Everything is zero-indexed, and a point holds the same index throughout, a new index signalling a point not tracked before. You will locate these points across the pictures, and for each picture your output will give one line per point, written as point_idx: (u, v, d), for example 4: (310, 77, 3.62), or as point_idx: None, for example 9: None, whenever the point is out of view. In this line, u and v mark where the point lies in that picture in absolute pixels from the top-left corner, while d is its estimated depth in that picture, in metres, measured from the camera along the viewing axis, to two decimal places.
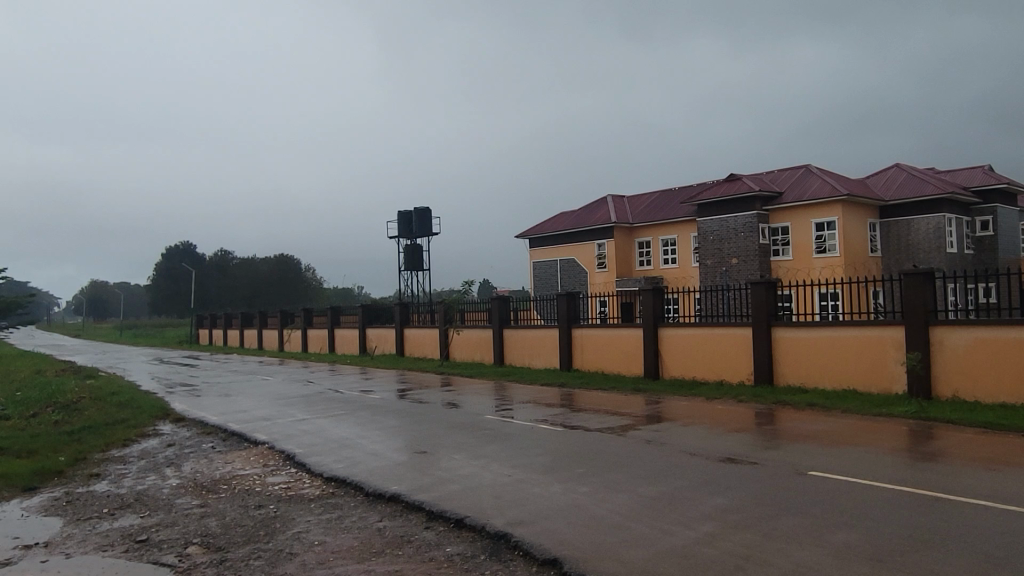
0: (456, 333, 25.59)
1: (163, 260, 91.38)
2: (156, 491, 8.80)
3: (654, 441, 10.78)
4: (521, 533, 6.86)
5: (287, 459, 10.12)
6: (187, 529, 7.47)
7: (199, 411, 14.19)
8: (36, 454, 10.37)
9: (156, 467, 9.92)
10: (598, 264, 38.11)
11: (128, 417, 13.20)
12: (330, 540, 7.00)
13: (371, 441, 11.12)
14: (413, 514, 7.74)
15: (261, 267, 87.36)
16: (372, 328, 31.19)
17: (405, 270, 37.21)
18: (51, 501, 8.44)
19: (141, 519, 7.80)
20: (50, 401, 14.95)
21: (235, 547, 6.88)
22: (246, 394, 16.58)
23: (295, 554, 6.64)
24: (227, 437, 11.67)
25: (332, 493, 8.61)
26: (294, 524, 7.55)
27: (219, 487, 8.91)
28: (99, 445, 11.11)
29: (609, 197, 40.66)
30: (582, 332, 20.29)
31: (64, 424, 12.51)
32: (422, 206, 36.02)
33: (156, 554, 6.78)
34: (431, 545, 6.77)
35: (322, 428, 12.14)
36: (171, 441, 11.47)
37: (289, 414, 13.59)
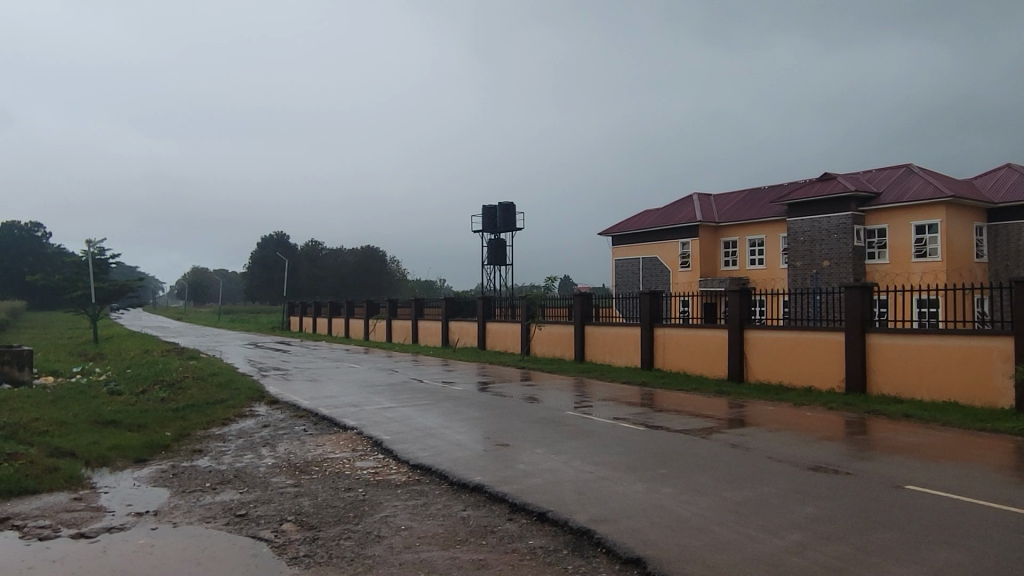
0: (537, 328, 25.68)
1: (258, 250, 95.47)
2: (253, 469, 9.25)
3: (739, 445, 10.53)
4: (604, 530, 6.85)
5: (375, 445, 10.45)
6: (282, 506, 7.82)
7: (291, 394, 14.80)
8: (146, 428, 11.06)
9: (253, 446, 10.43)
10: (682, 263, 37.47)
11: (226, 397, 13.91)
12: (415, 526, 7.19)
13: (455, 432, 11.32)
14: (497, 505, 7.85)
15: (348, 258, 89.87)
16: (455, 321, 31.71)
17: (488, 264, 37.59)
18: (159, 472, 9.01)
19: (240, 495, 8.22)
20: (157, 379, 15.91)
21: (327, 527, 7.17)
22: (334, 381, 17.16)
23: (383, 537, 6.85)
24: (318, 421, 12.13)
25: (418, 480, 8.83)
26: (382, 508, 7.78)
27: (311, 469, 9.29)
28: (201, 422, 11.75)
29: (694, 195, 39.86)
30: (664, 330, 20.04)
31: (170, 401, 13.30)
32: (505, 201, 36.29)
33: (255, 528, 7.14)
34: (514, 537, 6.86)
35: (406, 416, 12.47)
36: (266, 422, 12.04)
37: (376, 402, 13.97)
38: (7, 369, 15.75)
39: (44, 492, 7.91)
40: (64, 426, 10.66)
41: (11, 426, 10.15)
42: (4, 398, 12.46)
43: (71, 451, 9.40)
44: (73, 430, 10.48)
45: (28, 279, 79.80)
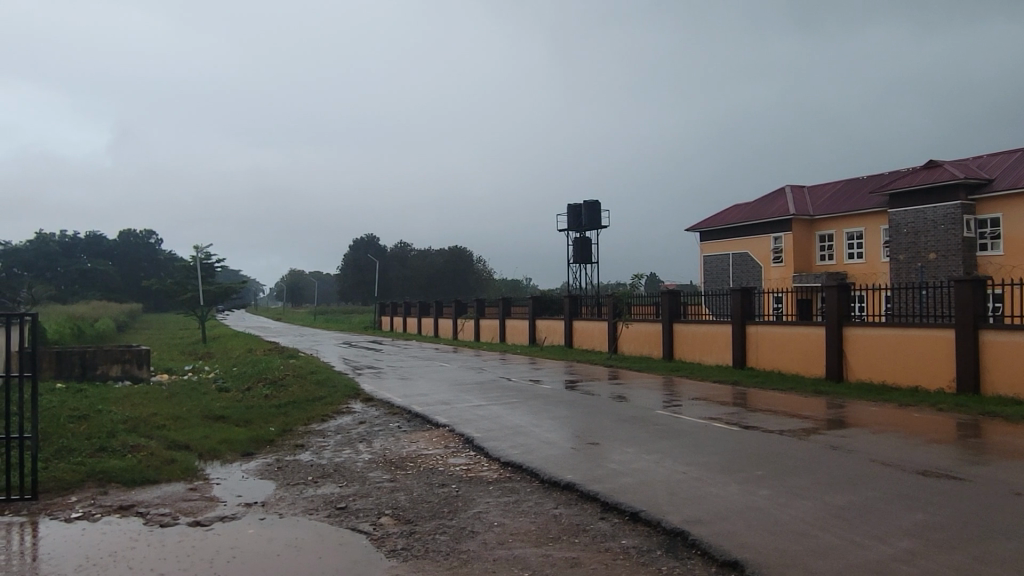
0: (624, 326, 25.44)
1: (350, 252, 98.61)
2: (352, 464, 9.60)
3: (840, 447, 10.11)
4: (699, 531, 6.74)
5: (466, 442, 10.63)
6: (380, 500, 8.09)
7: (385, 392, 15.25)
8: (252, 424, 11.67)
9: (351, 441, 10.83)
10: (774, 258, 36.25)
11: (324, 395, 14.48)
12: (508, 522, 7.29)
13: (544, 430, 11.38)
14: (589, 503, 7.85)
15: (436, 258, 91.40)
16: (541, 320, 31.82)
17: (573, 263, 37.52)
18: (266, 466, 9.49)
19: (340, 489, 8.55)
20: (261, 377, 16.74)
21: (422, 521, 7.36)
22: (425, 379, 17.59)
23: (477, 533, 6.97)
24: (411, 418, 12.46)
25: (509, 477, 8.94)
26: (475, 504, 7.93)
27: (406, 464, 9.56)
28: (303, 419, 12.27)
29: (787, 187, 38.46)
30: (757, 328, 19.45)
31: (273, 398, 13.97)
32: (591, 199, 36.11)
33: (355, 521, 7.41)
34: (606, 536, 6.85)
35: (497, 414, 12.62)
36: (363, 419, 12.46)
37: (466, 400, 14.20)
38: (127, 367, 16.92)
39: (164, 482, 8.48)
40: (179, 420, 11.39)
41: (134, 419, 10.93)
42: (126, 394, 13.43)
43: (186, 444, 10.04)
44: (187, 424, 11.18)
45: (144, 283, 85.38)
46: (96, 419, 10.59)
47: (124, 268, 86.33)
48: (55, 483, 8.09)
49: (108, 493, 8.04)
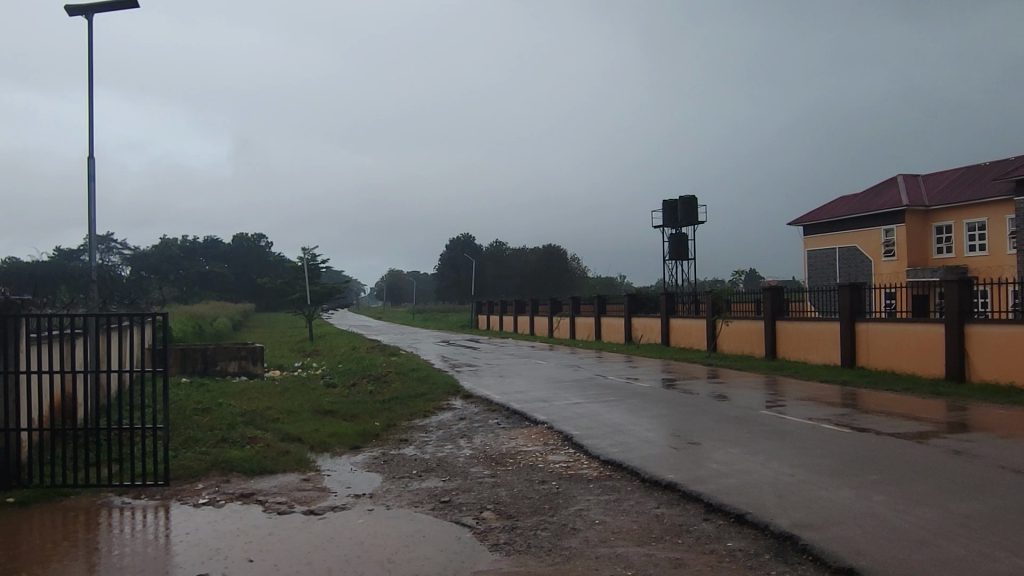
0: (724, 324, 24.79)
1: (447, 252, 100.51)
2: (454, 459, 9.82)
3: (964, 452, 9.48)
4: (810, 536, 6.50)
5: (565, 440, 10.68)
6: (481, 495, 8.25)
7: (484, 389, 15.50)
8: (358, 419, 12.14)
9: (452, 437, 11.07)
10: (886, 252, 34.37)
11: (426, 391, 14.88)
12: (609, 520, 7.27)
13: (643, 429, 11.25)
14: (692, 504, 7.71)
15: (531, 257, 91.68)
16: (637, 317, 31.45)
17: (669, 259, 36.84)
18: (373, 459, 9.87)
19: (443, 483, 8.77)
20: (365, 373, 17.38)
21: (524, 517, 7.46)
22: (522, 377, 17.74)
23: (579, 530, 6.99)
24: (510, 415, 12.62)
25: (609, 475, 8.91)
26: (575, 502, 7.94)
27: (507, 460, 9.69)
28: (406, 414, 12.68)
29: (899, 177, 36.37)
30: (868, 325, 18.51)
31: (377, 393, 14.49)
32: (687, 195, 35.34)
33: (458, 514, 7.60)
34: (711, 538, 6.71)
35: (595, 412, 12.58)
36: (463, 415, 12.71)
37: (564, 397, 14.23)
38: (244, 363, 17.93)
39: (280, 472, 8.96)
40: (291, 414, 11.99)
41: (251, 413, 11.59)
42: (243, 388, 14.26)
43: (298, 437, 10.55)
44: (298, 418, 11.76)
45: (257, 281, 90.14)
46: (217, 412, 11.31)
47: (238, 268, 91.44)
48: (184, 470, 8.69)
49: (230, 481, 8.57)
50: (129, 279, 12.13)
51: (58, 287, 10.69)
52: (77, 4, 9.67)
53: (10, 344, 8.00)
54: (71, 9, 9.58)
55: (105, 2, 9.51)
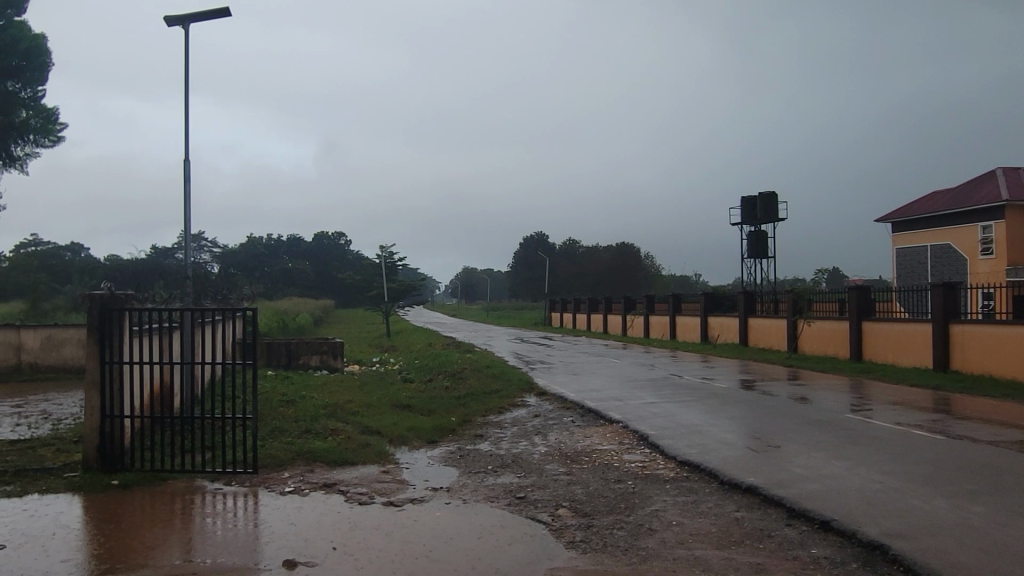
0: (806, 324, 23.99)
1: (520, 250, 100.97)
2: (529, 455, 9.88)
3: None
4: (901, 546, 6.24)
5: (641, 439, 10.57)
6: (557, 492, 8.27)
7: (558, 387, 15.50)
8: (435, 414, 12.36)
9: (527, 434, 11.14)
10: (983, 250, 32.49)
11: (500, 388, 15.01)
12: (687, 522, 7.16)
13: (721, 430, 11.01)
14: (773, 508, 7.52)
15: (604, 254, 91.03)
16: (714, 317, 30.80)
17: (748, 258, 35.89)
18: (449, 453, 10.03)
19: (518, 479, 8.84)
20: (441, 369, 17.67)
21: (600, 515, 7.43)
22: (597, 375, 17.67)
23: (655, 531, 6.92)
24: (585, 413, 12.58)
25: (687, 476, 8.78)
26: (652, 502, 7.86)
27: (582, 458, 9.68)
28: (482, 410, 12.83)
29: (998, 169, 34.31)
30: (963, 328, 17.56)
31: (453, 389, 14.70)
32: (767, 191, 34.35)
33: (534, 510, 7.64)
34: (793, 543, 6.52)
35: (671, 412, 12.41)
36: (537, 412, 12.76)
37: (639, 396, 14.09)
38: (325, 357, 18.51)
39: (360, 463, 9.22)
40: (371, 407, 12.32)
41: (333, 405, 11.97)
42: (325, 381, 14.74)
43: (378, 430, 10.84)
44: (377, 411, 12.07)
45: (337, 278, 92.89)
46: (301, 404, 11.73)
47: (318, 266, 94.43)
48: (271, 459, 9.06)
49: (314, 471, 8.88)
50: (219, 276, 12.72)
51: (157, 284, 11.33)
52: (176, 14, 10.19)
53: (115, 336, 8.53)
54: (170, 20, 10.09)
55: (201, 12, 9.99)
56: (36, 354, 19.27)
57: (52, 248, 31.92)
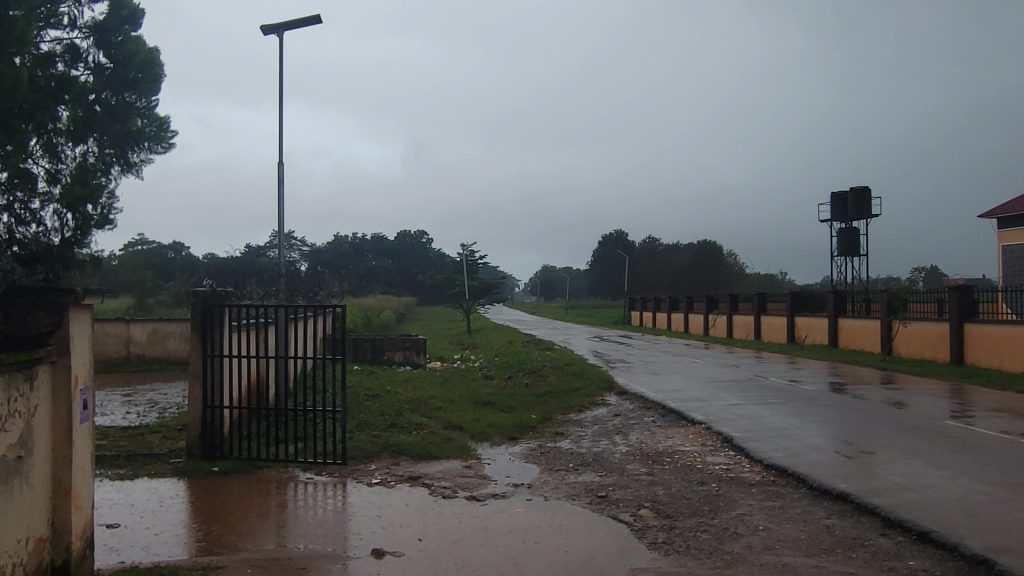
0: (901, 325, 22.89)
1: (600, 248, 100.26)
2: (610, 455, 9.84)
3: None
4: (1009, 562, 5.90)
5: (725, 441, 10.37)
6: (639, 492, 8.21)
7: (639, 386, 15.36)
8: (515, 411, 12.47)
9: (608, 433, 11.09)
10: None
11: (581, 386, 14.99)
12: (774, 528, 6.98)
13: (810, 434, 10.67)
14: (866, 517, 7.23)
15: (685, 252, 89.26)
16: (802, 317, 29.78)
17: (838, 255, 34.47)
18: (530, 450, 10.11)
19: (599, 478, 8.82)
20: (521, 367, 17.79)
21: (683, 517, 7.34)
22: (678, 375, 17.42)
23: (741, 535, 6.78)
24: (667, 413, 12.42)
25: (773, 481, 8.55)
26: (737, 505, 7.70)
27: (664, 459, 9.58)
28: (562, 408, 12.86)
29: None
30: None
31: (533, 387, 14.80)
32: (859, 186, 32.91)
33: (616, 510, 7.61)
34: (889, 554, 6.26)
35: (757, 414, 12.09)
36: (618, 412, 12.68)
37: (723, 398, 13.81)
38: (408, 353, 18.96)
39: (444, 458, 9.41)
40: (453, 403, 12.54)
41: (416, 401, 12.26)
42: (409, 377, 15.12)
43: (460, 425, 11.04)
44: (460, 407, 12.28)
45: (418, 276, 94.66)
46: (387, 399, 12.07)
47: (401, 264, 96.51)
48: (359, 452, 9.38)
49: (400, 464, 9.13)
50: (310, 274, 13.23)
51: (252, 281, 11.87)
52: (272, 23, 10.65)
53: (216, 331, 9.00)
54: (266, 29, 10.56)
55: (295, 21, 10.39)
56: (143, 346, 20.53)
57: (157, 247, 33.87)
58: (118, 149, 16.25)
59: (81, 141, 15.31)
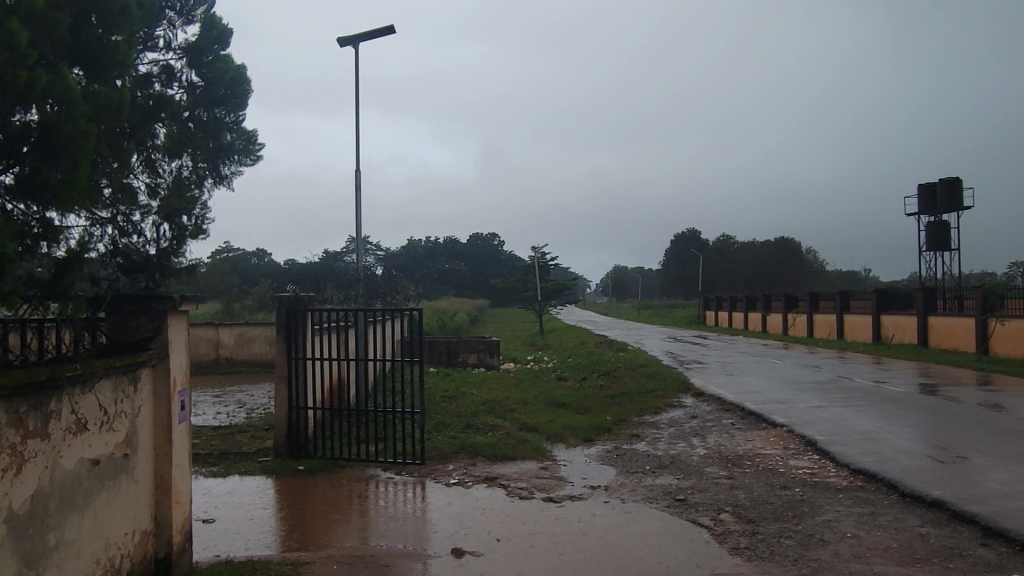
0: (997, 323, 21.65)
1: (672, 248, 98.68)
2: (687, 457, 9.69)
3: None
4: None
5: (809, 444, 10.05)
6: (719, 496, 8.06)
7: (716, 387, 15.07)
8: (590, 412, 12.43)
9: (685, 435, 10.92)
10: None
11: (656, 387, 14.81)
12: (864, 535, 6.72)
13: (899, 438, 10.22)
14: (964, 526, 6.87)
15: (761, 250, 86.84)
16: (888, 315, 28.56)
17: (927, 251, 32.86)
18: (605, 452, 10.07)
19: (677, 481, 8.70)
20: (595, 368, 17.71)
21: (766, 522, 7.16)
22: (757, 376, 16.99)
23: (828, 542, 6.56)
24: (746, 415, 12.13)
25: (861, 486, 8.24)
26: (823, 511, 7.46)
27: (744, 462, 9.36)
28: (638, 410, 12.73)
29: None
30: None
31: (607, 388, 14.72)
32: (949, 177, 31.32)
33: (695, 514, 7.50)
34: (991, 566, 5.93)
35: (841, 417, 11.67)
36: (695, 414, 12.48)
37: (805, 399, 13.39)
38: (482, 355, 19.16)
39: (519, 459, 9.47)
40: (527, 405, 12.60)
41: (491, 402, 12.39)
42: (484, 378, 15.29)
43: (535, 427, 11.09)
44: (534, 409, 12.34)
45: (490, 278, 95.40)
46: (462, 400, 12.24)
47: (473, 266, 97.48)
48: (437, 452, 9.55)
49: (477, 464, 9.26)
50: (385, 278, 13.56)
51: (331, 285, 12.24)
52: (348, 35, 10.97)
53: (299, 334, 9.32)
54: (343, 41, 10.88)
55: (369, 32, 10.67)
56: (231, 349, 21.44)
57: (241, 254, 35.29)
58: (208, 146, 6.26)
59: (185, 134, 5.93)
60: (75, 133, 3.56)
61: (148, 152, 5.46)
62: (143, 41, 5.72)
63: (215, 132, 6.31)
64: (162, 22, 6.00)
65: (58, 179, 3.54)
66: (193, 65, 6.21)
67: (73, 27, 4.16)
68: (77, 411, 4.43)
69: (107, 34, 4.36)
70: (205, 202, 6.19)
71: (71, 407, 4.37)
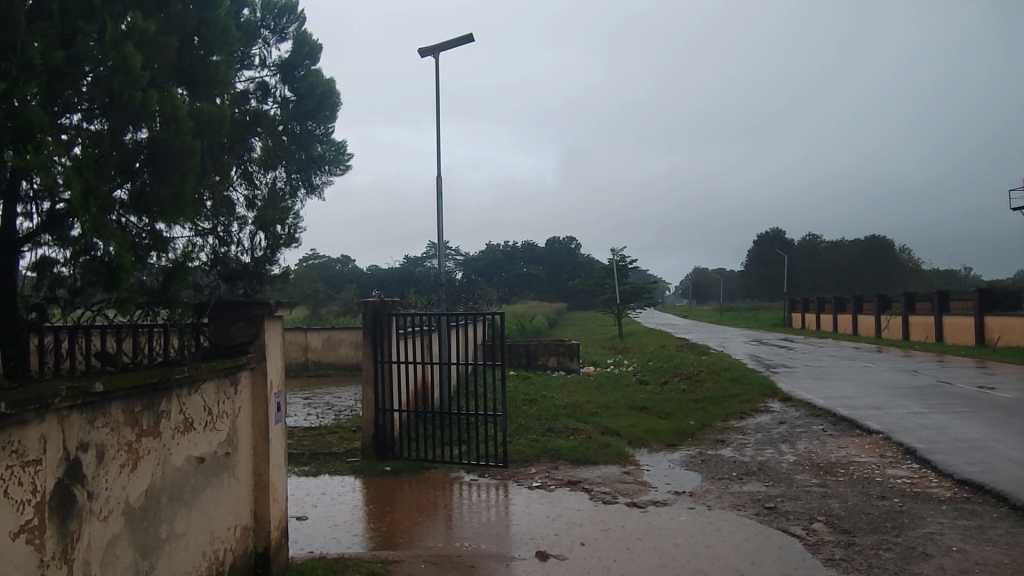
0: None
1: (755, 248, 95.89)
2: (777, 464, 9.39)
3: None
4: None
5: (907, 452, 9.57)
6: (811, 504, 7.78)
7: (805, 392, 14.57)
8: (673, 417, 12.23)
9: (773, 441, 10.61)
10: None
11: (741, 391, 14.45)
12: (971, 549, 6.35)
13: (1008, 446, 9.61)
14: None
15: (851, 249, 83.26)
16: (992, 317, 26.89)
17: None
18: (690, 457, 9.89)
19: (767, 488, 8.45)
20: (677, 372, 17.42)
21: (862, 533, 6.86)
22: (849, 380, 16.31)
23: (931, 556, 6.23)
24: (838, 421, 11.67)
25: (966, 497, 7.78)
26: (925, 523, 7.09)
27: (837, 470, 9.01)
28: (722, 415, 12.45)
29: None
30: None
31: (691, 392, 14.45)
32: None
33: (785, 522, 7.27)
34: None
35: (943, 424, 11.06)
36: (783, 419, 12.10)
37: (901, 405, 12.77)
38: (562, 358, 19.14)
39: (602, 463, 9.42)
40: (609, 409, 12.52)
41: (572, 406, 12.36)
42: (564, 382, 15.29)
43: (617, 431, 11.00)
44: (616, 413, 12.25)
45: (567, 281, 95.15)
46: (543, 403, 12.28)
47: (550, 270, 97.47)
48: (519, 455, 9.62)
49: (559, 467, 9.26)
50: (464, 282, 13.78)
51: (412, 290, 12.52)
52: (428, 46, 11.20)
53: (385, 339, 9.55)
54: (423, 51, 11.13)
55: (449, 41, 10.88)
56: (319, 353, 22.21)
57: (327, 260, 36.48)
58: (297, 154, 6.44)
59: (278, 146, 6.17)
60: (183, 148, 3.78)
61: (244, 164, 5.71)
62: (240, 59, 6.00)
63: (306, 143, 6.50)
64: (258, 40, 6.28)
65: (168, 193, 3.79)
66: (286, 80, 6.46)
67: (179, 50, 4.39)
68: (184, 412, 4.69)
69: (208, 54, 4.56)
70: (299, 211, 6.36)
71: (179, 407, 4.63)
